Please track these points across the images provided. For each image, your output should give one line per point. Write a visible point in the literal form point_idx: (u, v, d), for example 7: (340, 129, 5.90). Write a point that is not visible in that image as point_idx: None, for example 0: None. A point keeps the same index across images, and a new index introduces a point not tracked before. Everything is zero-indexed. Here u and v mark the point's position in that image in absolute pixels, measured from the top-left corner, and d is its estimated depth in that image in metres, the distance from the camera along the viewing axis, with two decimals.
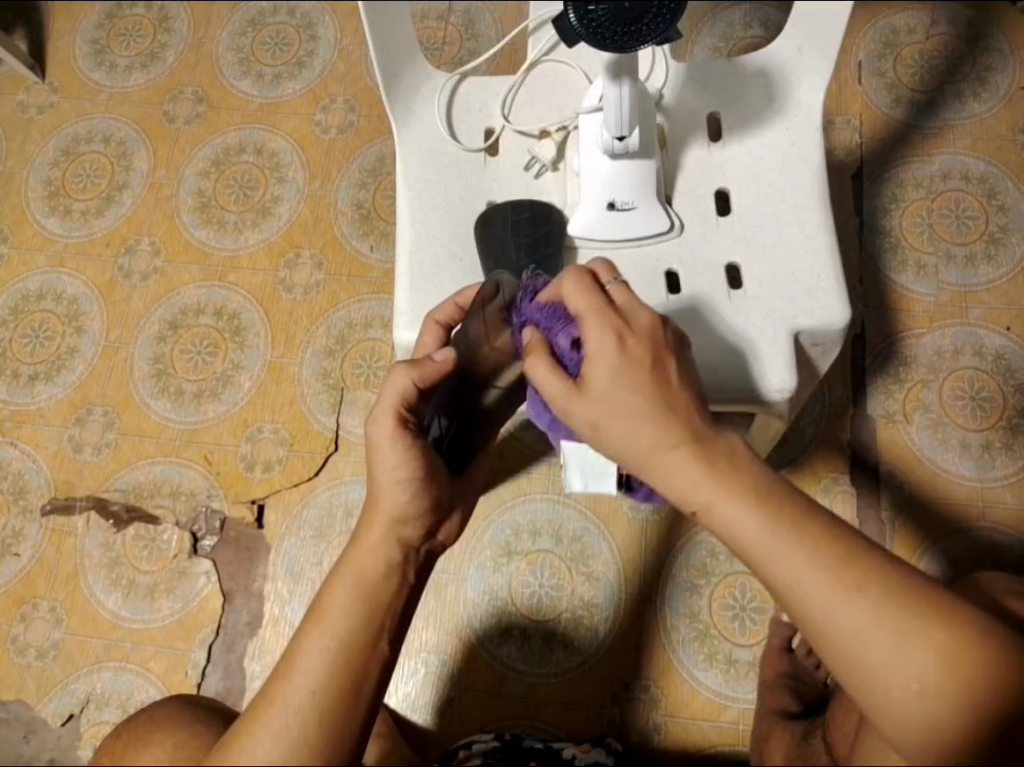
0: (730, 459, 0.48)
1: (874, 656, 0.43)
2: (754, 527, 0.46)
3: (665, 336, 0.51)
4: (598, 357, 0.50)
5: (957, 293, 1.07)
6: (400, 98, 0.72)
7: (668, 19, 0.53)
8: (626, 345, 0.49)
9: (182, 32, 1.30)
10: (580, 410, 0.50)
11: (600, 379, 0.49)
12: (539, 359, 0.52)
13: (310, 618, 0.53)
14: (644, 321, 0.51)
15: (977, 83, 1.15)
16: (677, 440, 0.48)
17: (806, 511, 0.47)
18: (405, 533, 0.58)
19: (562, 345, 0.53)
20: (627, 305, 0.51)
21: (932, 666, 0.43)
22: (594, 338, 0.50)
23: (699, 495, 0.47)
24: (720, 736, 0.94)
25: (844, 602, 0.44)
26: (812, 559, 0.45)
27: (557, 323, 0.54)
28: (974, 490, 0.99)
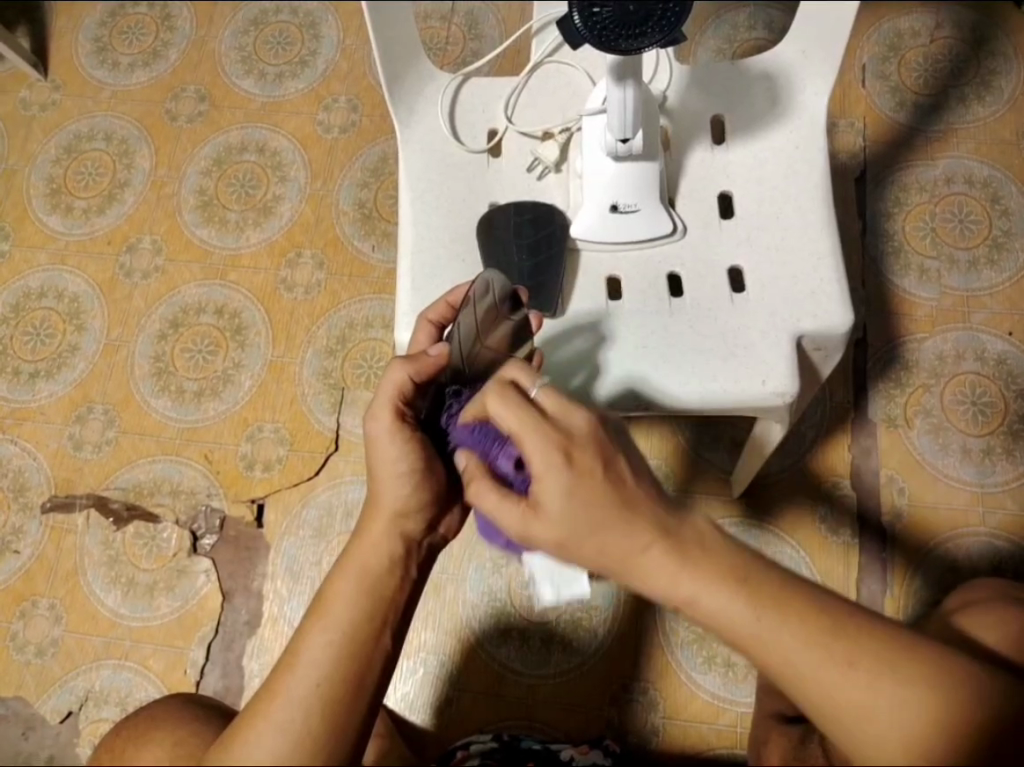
0: (703, 542, 0.45)
1: (875, 727, 0.43)
2: (739, 614, 0.43)
3: (605, 435, 0.48)
4: (544, 478, 0.46)
5: (959, 297, 1.07)
6: (403, 98, 0.71)
7: (673, 22, 0.52)
8: (572, 460, 0.46)
9: (185, 30, 1.30)
10: (540, 531, 0.48)
11: (551, 501, 0.46)
12: (489, 491, 0.51)
13: (312, 613, 0.53)
14: (582, 426, 0.47)
15: (981, 87, 1.15)
16: (646, 542, 0.45)
17: (787, 584, 0.45)
18: (408, 527, 0.58)
19: (506, 468, 0.54)
20: (560, 411, 0.48)
21: (926, 731, 0.43)
22: (538, 457, 0.46)
23: (679, 588, 0.45)
24: (719, 738, 0.94)
25: (841, 680, 0.43)
26: (802, 637, 0.43)
27: (495, 445, 0.54)
28: (975, 495, 0.99)
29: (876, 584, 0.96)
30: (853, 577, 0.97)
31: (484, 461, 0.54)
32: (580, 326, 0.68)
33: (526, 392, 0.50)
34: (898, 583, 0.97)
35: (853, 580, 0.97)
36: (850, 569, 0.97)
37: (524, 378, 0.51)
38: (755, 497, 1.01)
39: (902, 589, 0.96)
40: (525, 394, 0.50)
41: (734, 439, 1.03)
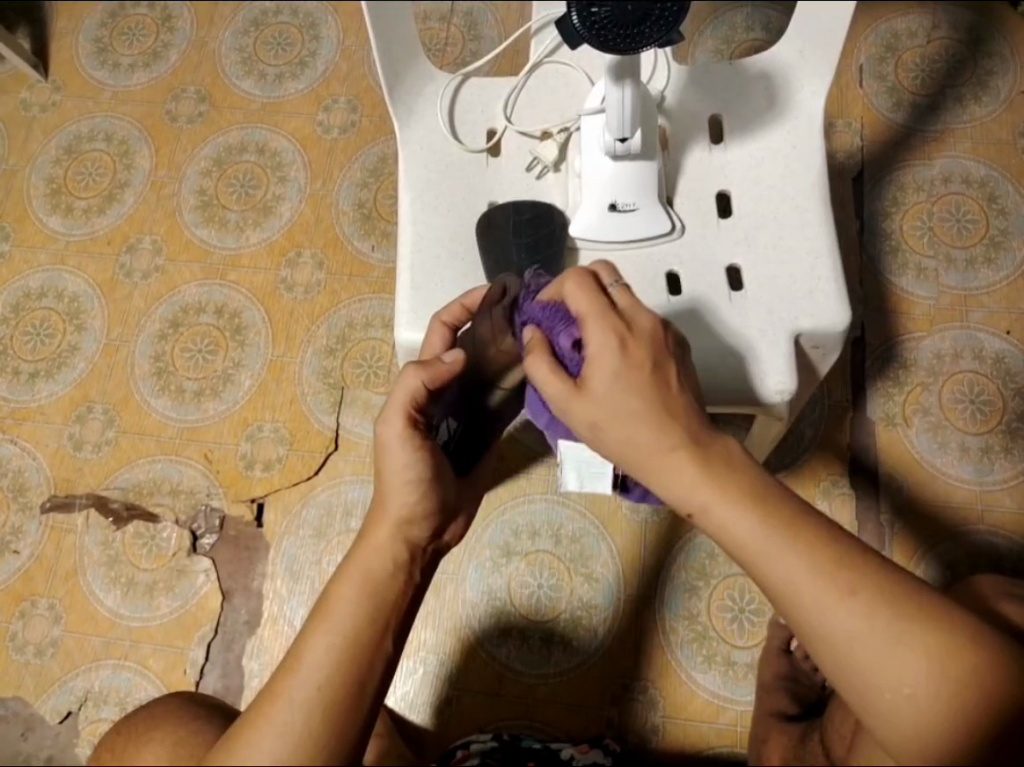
0: (727, 461, 0.49)
1: (869, 662, 0.43)
2: (749, 528, 0.47)
3: (664, 338, 0.52)
4: (597, 358, 0.50)
5: (957, 296, 1.07)
6: (403, 98, 0.72)
7: (670, 21, 0.53)
8: (627, 347, 0.50)
9: (185, 31, 1.30)
10: (580, 411, 0.51)
11: (599, 382, 0.50)
12: (540, 360, 0.52)
13: (315, 616, 0.53)
14: (645, 324, 0.51)
15: (978, 87, 1.15)
16: (675, 442, 0.49)
17: (801, 514, 0.48)
18: (412, 533, 0.58)
19: (563, 346, 0.53)
20: (627, 306, 0.52)
21: (924, 671, 0.43)
22: (596, 338, 0.51)
23: (697, 496, 0.48)
24: (718, 737, 0.94)
25: (837, 605, 0.44)
26: (804, 560, 0.45)
27: (559, 324, 0.54)
28: (974, 493, 0.99)
29: None
30: None
31: (545, 336, 0.54)
32: None
33: (601, 283, 0.53)
34: None
35: None
36: None
37: (603, 276, 0.55)
38: None
39: None
40: (600, 286, 0.53)
41: (734, 437, 1.04)
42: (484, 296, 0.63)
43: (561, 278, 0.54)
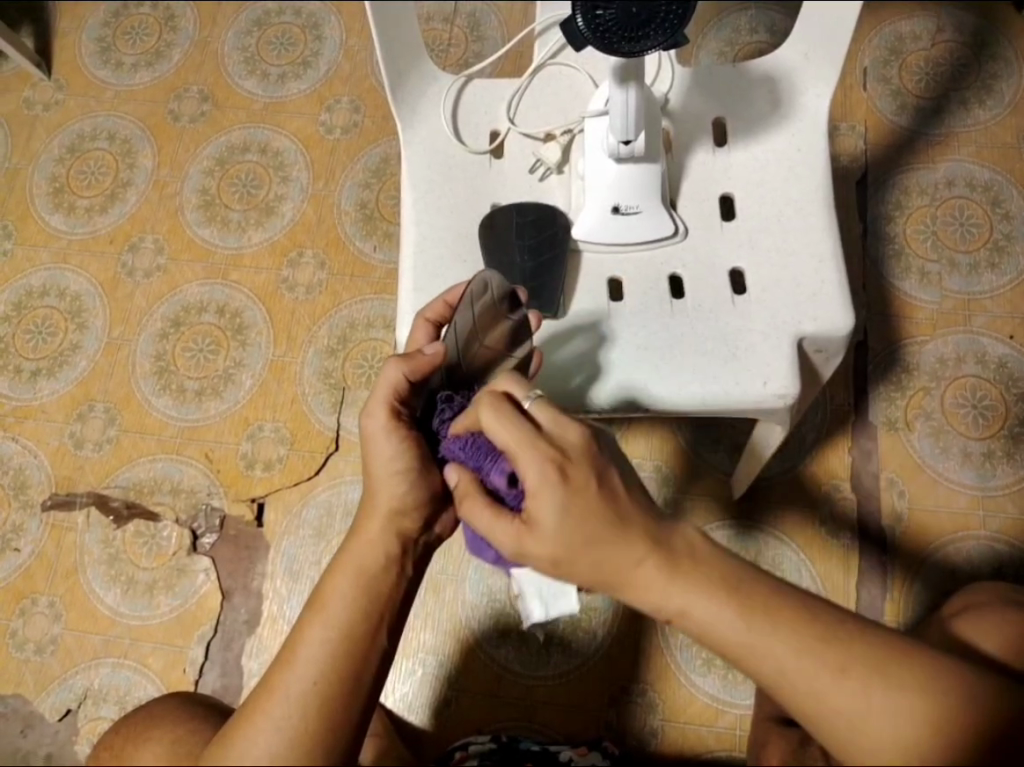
0: (695, 556, 0.46)
1: (870, 732, 0.43)
2: (729, 628, 0.45)
3: (598, 449, 0.48)
4: (539, 495, 0.46)
5: (960, 301, 1.07)
6: (406, 99, 0.72)
7: (675, 25, 0.53)
8: (566, 476, 0.46)
9: (188, 30, 1.30)
10: (536, 548, 0.47)
11: (547, 517, 0.46)
12: (481, 507, 0.50)
13: (310, 609, 0.53)
14: (575, 440, 0.47)
15: (982, 91, 1.15)
16: (640, 554, 0.46)
17: (778, 595, 0.46)
18: (405, 525, 0.57)
19: (499, 484, 0.51)
20: (553, 426, 0.48)
21: (922, 736, 0.43)
22: (533, 473, 0.46)
23: (673, 600, 0.45)
24: (717, 741, 0.94)
25: (832, 688, 0.43)
26: (791, 647, 0.44)
27: (487, 458, 0.51)
28: (975, 499, 0.99)
29: (875, 588, 0.97)
30: (853, 580, 0.97)
31: (477, 477, 0.51)
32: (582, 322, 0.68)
33: (517, 405, 0.50)
34: (897, 586, 0.97)
35: (852, 583, 0.97)
36: (849, 573, 0.97)
37: (516, 392, 0.51)
38: (754, 499, 1.01)
39: (901, 593, 0.96)
40: (517, 407, 0.49)
41: (734, 441, 1.03)
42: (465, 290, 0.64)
43: (478, 411, 0.50)
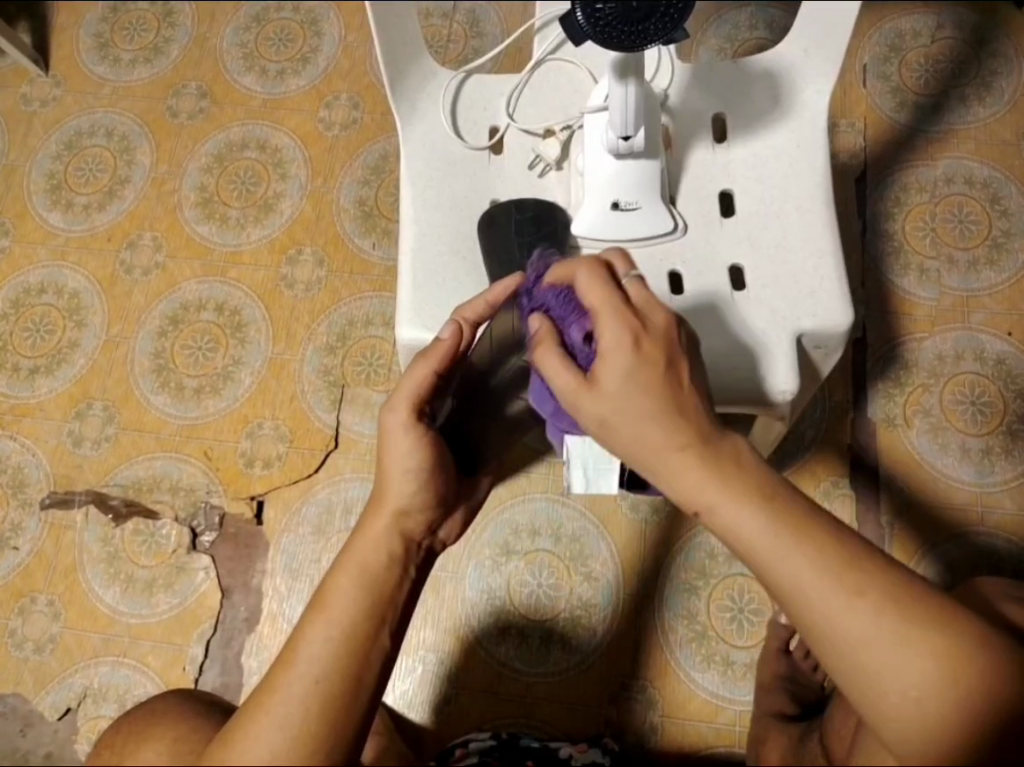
0: (738, 463, 0.49)
1: (876, 664, 0.44)
2: (756, 531, 0.46)
3: (677, 337, 0.51)
4: (609, 355, 0.50)
5: (959, 298, 1.07)
6: (406, 96, 0.71)
7: (675, 19, 0.53)
8: (640, 345, 0.50)
9: (186, 27, 1.30)
10: (590, 406, 0.50)
11: (610, 379, 0.49)
12: (552, 353, 0.52)
13: (312, 608, 0.53)
14: (660, 321, 0.51)
15: (982, 88, 1.15)
16: (684, 441, 0.49)
17: (806, 514, 0.48)
18: (408, 526, 0.58)
19: (574, 340, 0.54)
20: (643, 304, 0.52)
21: (930, 674, 0.43)
22: (610, 334, 0.50)
23: (704, 496, 0.48)
24: (716, 737, 0.94)
25: (849, 609, 0.44)
26: (813, 564, 0.45)
27: (571, 315, 0.54)
28: (974, 495, 0.99)
29: None
30: None
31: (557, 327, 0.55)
32: None
33: (616, 278, 0.53)
34: None
35: None
36: None
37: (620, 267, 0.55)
38: None
39: None
40: (615, 280, 0.53)
41: None
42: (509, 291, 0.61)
43: (574, 267, 0.55)
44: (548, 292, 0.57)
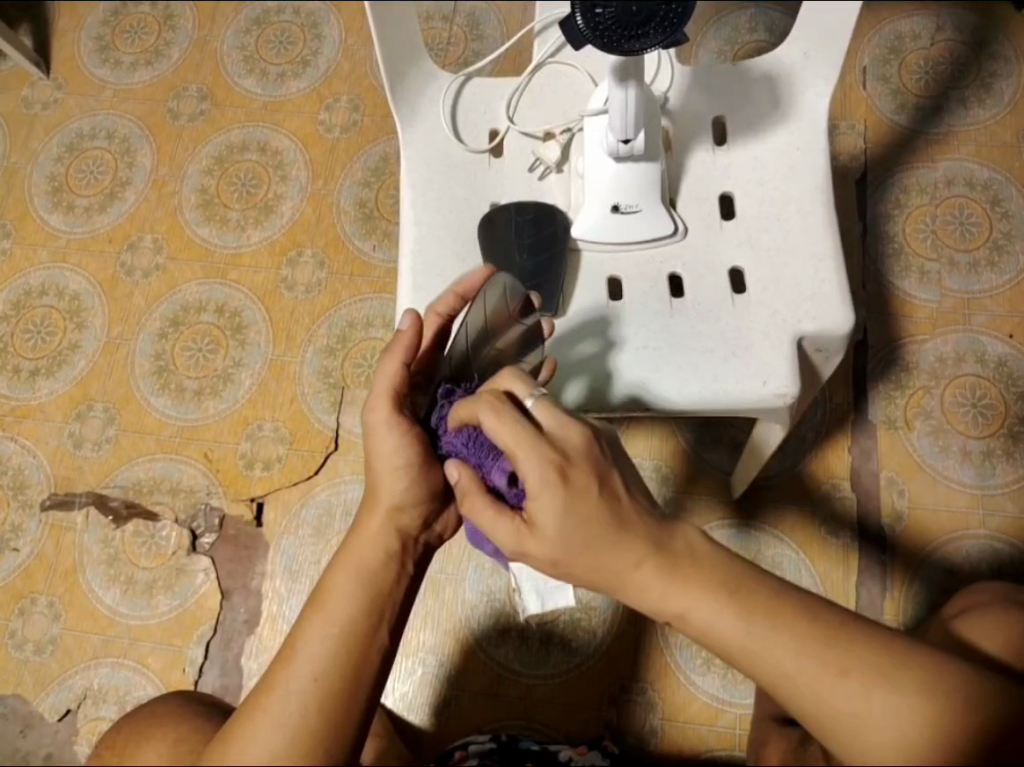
0: (694, 557, 0.48)
1: (871, 738, 0.43)
2: (730, 627, 0.46)
3: (599, 451, 0.49)
4: (539, 498, 0.48)
5: (960, 299, 1.07)
6: (406, 98, 0.71)
7: (675, 22, 0.53)
8: (567, 477, 0.48)
9: (187, 29, 1.30)
10: (536, 549, 0.49)
11: (548, 523, 0.48)
12: (482, 504, 0.51)
13: (311, 607, 0.53)
14: (577, 443, 0.49)
15: (982, 89, 1.15)
16: (639, 556, 0.48)
17: (776, 593, 0.47)
18: (403, 522, 0.58)
19: (499, 483, 0.53)
20: (556, 429, 0.49)
21: (924, 739, 0.43)
22: (533, 474, 0.48)
23: (673, 600, 0.47)
24: (716, 740, 0.94)
25: (836, 689, 0.43)
26: (792, 649, 0.44)
27: (489, 456, 0.54)
28: (975, 497, 0.99)
29: (875, 587, 0.96)
30: (852, 578, 0.97)
31: (478, 474, 0.54)
32: (585, 328, 0.68)
33: (520, 405, 0.51)
34: (897, 585, 0.97)
35: (852, 583, 0.97)
36: (849, 573, 0.97)
37: (518, 390, 0.52)
38: (753, 498, 1.01)
39: (901, 592, 0.96)
40: (519, 408, 0.51)
41: (734, 441, 1.03)
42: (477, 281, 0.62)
43: (476, 407, 0.51)
44: (456, 438, 0.55)
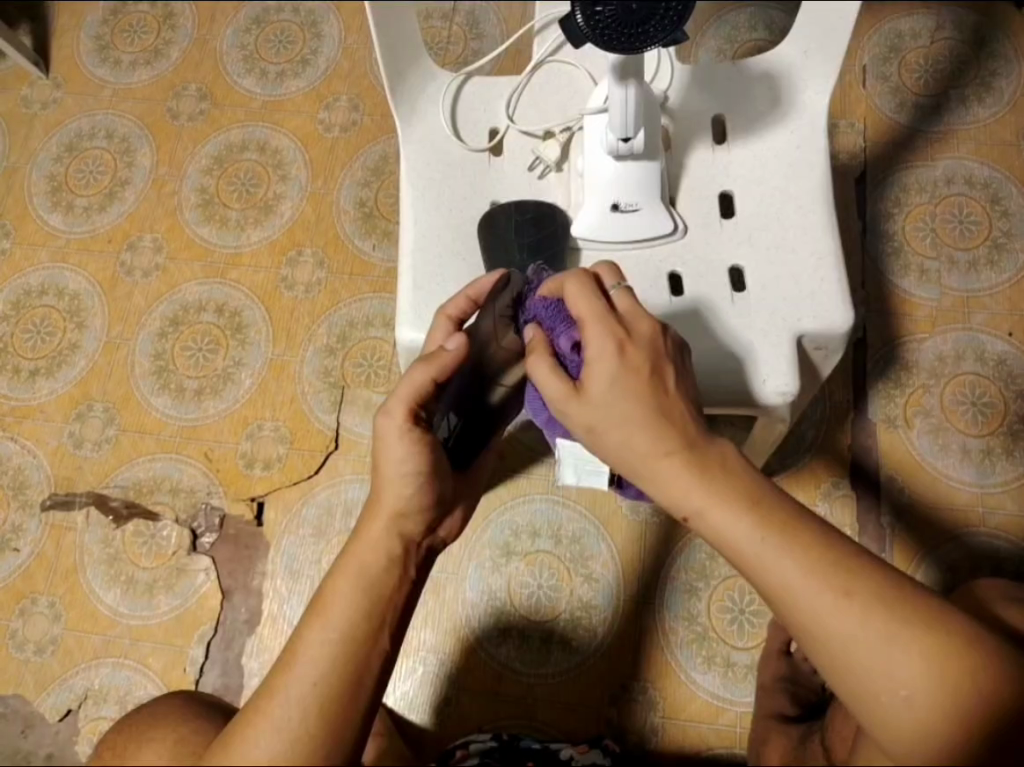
0: (724, 466, 0.50)
1: (867, 667, 0.44)
2: (744, 534, 0.47)
3: (662, 344, 0.54)
4: (596, 362, 0.53)
5: (959, 298, 1.07)
6: (405, 97, 0.71)
7: (675, 20, 0.53)
8: (624, 351, 0.52)
9: (186, 29, 1.30)
10: (577, 412, 0.53)
11: (598, 384, 0.52)
12: (540, 360, 0.55)
13: (311, 612, 0.53)
14: (644, 330, 0.54)
15: (982, 87, 1.15)
16: (671, 447, 0.50)
17: (796, 518, 0.48)
18: (405, 527, 0.58)
19: (563, 348, 0.57)
20: (628, 313, 0.54)
21: (924, 679, 0.43)
22: (597, 342, 0.53)
23: (693, 498, 0.49)
24: (717, 739, 0.94)
25: (837, 612, 0.44)
26: (800, 566, 0.46)
27: (560, 325, 0.58)
28: (975, 495, 0.99)
29: None
30: None
31: (547, 337, 0.58)
32: None
33: (602, 290, 0.56)
34: None
35: None
36: None
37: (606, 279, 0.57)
38: None
39: None
40: (601, 290, 0.56)
41: (734, 440, 1.03)
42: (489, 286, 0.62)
43: (566, 278, 0.57)
44: (539, 304, 0.60)
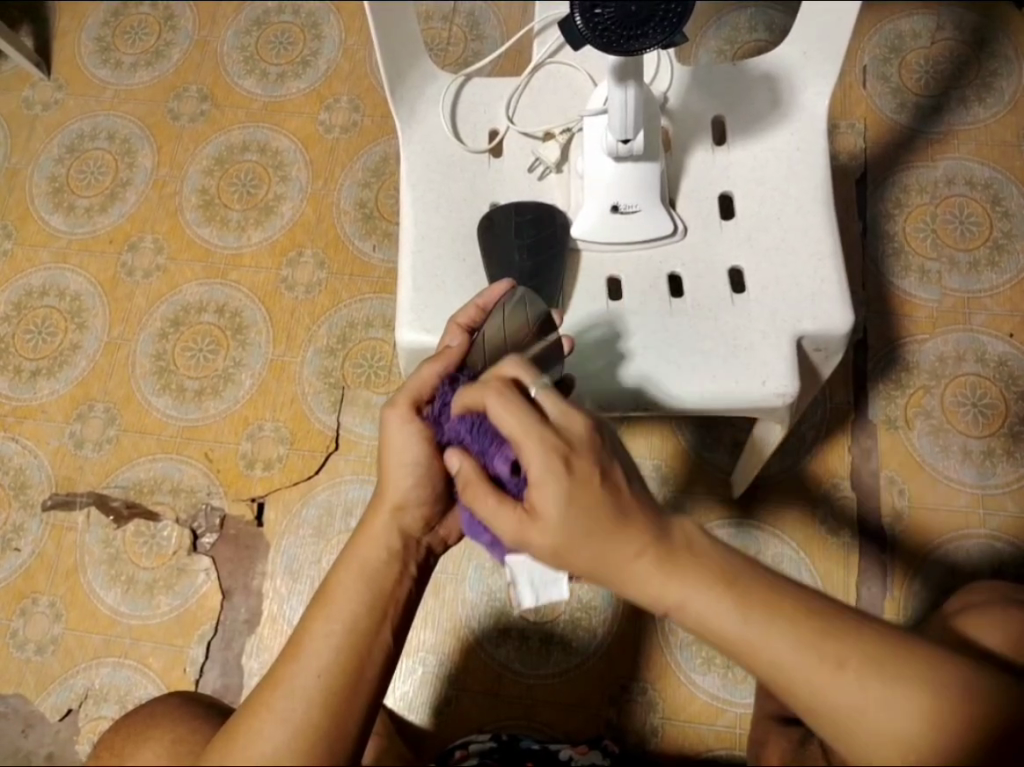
0: (691, 549, 0.47)
1: (872, 729, 0.43)
2: (729, 621, 0.44)
3: (601, 441, 0.49)
4: (542, 486, 0.47)
5: (960, 299, 1.07)
6: (405, 98, 0.71)
7: (675, 23, 0.53)
8: (571, 466, 0.47)
9: (187, 30, 1.30)
10: (538, 537, 0.48)
11: (551, 509, 0.47)
12: (485, 495, 0.50)
13: (314, 606, 0.53)
14: (579, 430, 0.48)
15: (982, 89, 1.15)
16: (638, 549, 0.46)
17: (772, 585, 0.46)
18: (405, 521, 0.58)
19: (501, 471, 0.52)
20: (559, 415, 0.49)
21: (921, 727, 0.43)
22: (537, 463, 0.47)
23: (671, 593, 0.46)
24: (716, 739, 0.94)
25: (833, 684, 0.43)
26: (790, 644, 0.44)
27: (492, 446, 0.53)
28: (975, 497, 0.99)
29: (875, 586, 0.97)
30: (853, 578, 0.97)
31: (480, 462, 0.53)
32: (584, 328, 0.68)
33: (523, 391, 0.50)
34: (897, 584, 0.97)
35: (853, 582, 0.97)
36: (849, 571, 0.97)
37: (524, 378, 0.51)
38: (755, 497, 1.01)
39: (901, 591, 0.96)
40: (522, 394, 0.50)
41: (734, 441, 1.03)
42: (497, 296, 0.63)
43: (483, 393, 0.50)
44: (459, 424, 0.55)
